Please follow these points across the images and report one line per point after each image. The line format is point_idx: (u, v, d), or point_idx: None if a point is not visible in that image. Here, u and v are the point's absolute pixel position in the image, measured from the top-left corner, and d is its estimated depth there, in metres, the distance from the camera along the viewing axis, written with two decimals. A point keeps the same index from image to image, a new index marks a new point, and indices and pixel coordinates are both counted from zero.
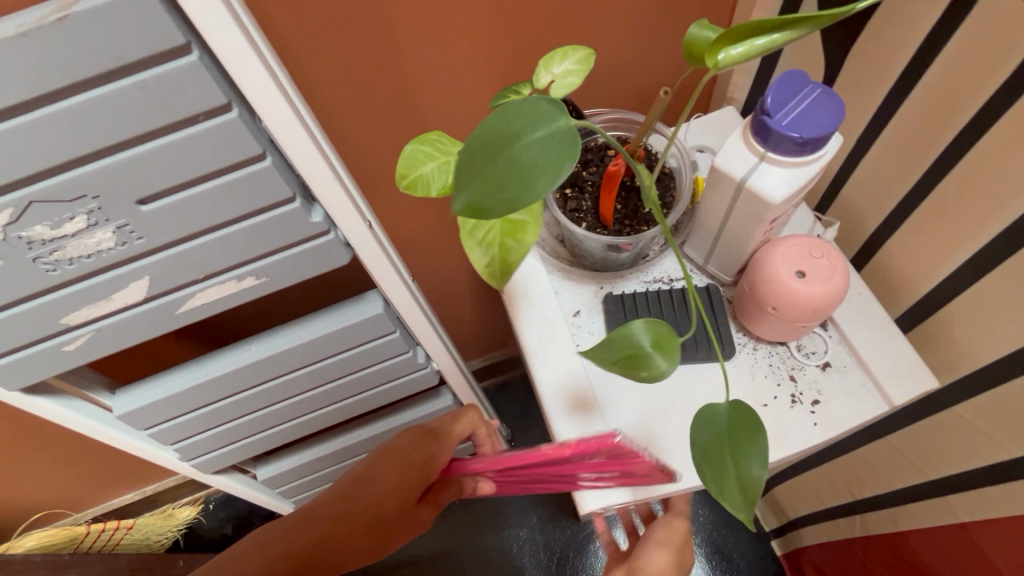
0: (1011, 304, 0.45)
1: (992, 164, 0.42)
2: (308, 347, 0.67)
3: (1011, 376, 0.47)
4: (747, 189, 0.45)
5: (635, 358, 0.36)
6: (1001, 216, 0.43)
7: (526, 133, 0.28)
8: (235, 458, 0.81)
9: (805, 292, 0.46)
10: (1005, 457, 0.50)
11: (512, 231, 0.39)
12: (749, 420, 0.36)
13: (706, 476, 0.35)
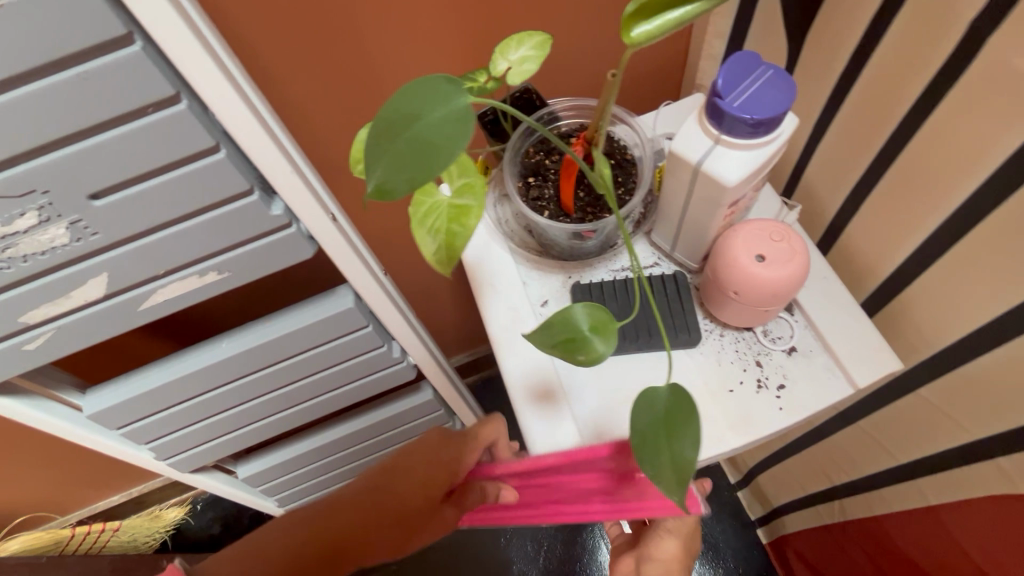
0: (968, 282, 0.45)
1: (944, 143, 0.42)
2: (279, 342, 0.66)
3: (970, 356, 0.47)
4: (703, 172, 0.44)
5: (574, 342, 0.38)
6: (954, 194, 0.43)
7: (425, 112, 0.31)
8: (212, 456, 0.81)
9: (764, 276, 0.46)
10: (969, 437, 0.50)
11: (456, 215, 0.40)
12: (685, 405, 0.37)
13: (643, 460, 0.36)
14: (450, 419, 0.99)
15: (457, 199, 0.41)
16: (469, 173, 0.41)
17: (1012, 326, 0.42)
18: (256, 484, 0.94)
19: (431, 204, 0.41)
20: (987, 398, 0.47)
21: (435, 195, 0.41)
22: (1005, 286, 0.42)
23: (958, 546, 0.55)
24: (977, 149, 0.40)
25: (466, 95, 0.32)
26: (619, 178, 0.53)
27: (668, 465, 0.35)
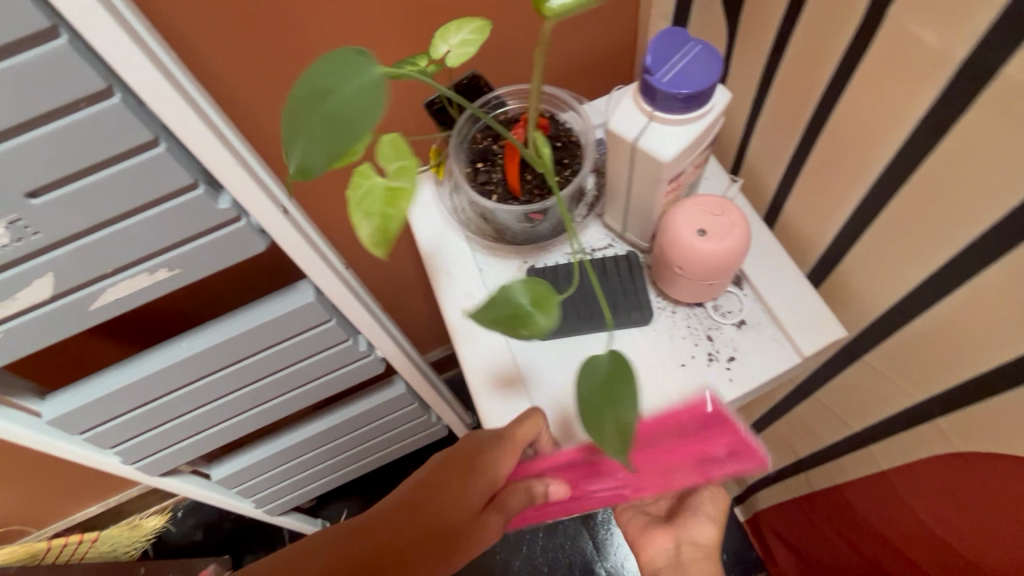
0: (897, 248, 0.46)
1: (863, 112, 0.44)
2: (241, 340, 0.66)
3: (906, 320, 0.48)
4: (639, 149, 0.45)
5: (516, 318, 0.38)
6: (877, 163, 0.44)
7: (336, 85, 0.33)
8: (181, 458, 0.80)
9: (704, 249, 0.48)
10: (910, 401, 0.51)
11: (392, 198, 0.40)
12: (622, 369, 0.39)
13: (590, 429, 0.38)
14: (425, 412, 1.00)
15: (391, 181, 0.41)
16: (404, 157, 0.42)
17: (937, 287, 0.44)
18: (231, 486, 0.94)
19: (367, 187, 0.41)
20: (923, 360, 0.48)
21: (371, 179, 0.42)
22: (928, 249, 0.43)
23: (908, 507, 0.56)
24: (894, 118, 0.41)
25: (375, 68, 0.33)
26: (565, 160, 0.54)
27: (613, 427, 0.38)
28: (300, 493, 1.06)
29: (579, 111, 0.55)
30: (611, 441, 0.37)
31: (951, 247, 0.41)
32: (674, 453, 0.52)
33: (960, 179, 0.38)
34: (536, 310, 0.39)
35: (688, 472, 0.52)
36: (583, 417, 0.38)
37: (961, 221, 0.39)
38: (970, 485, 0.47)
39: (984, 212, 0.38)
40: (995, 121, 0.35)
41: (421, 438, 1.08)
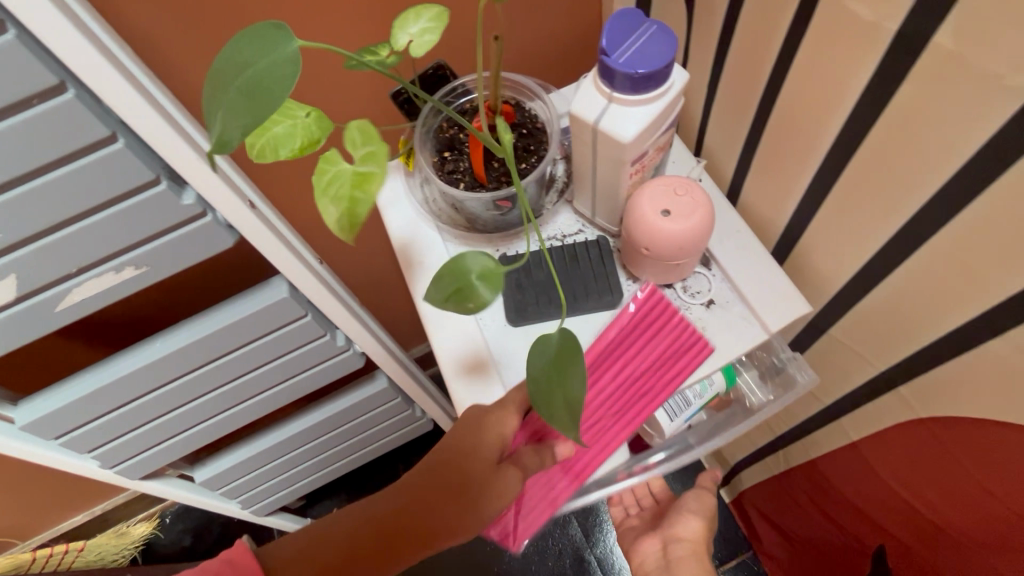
0: (849, 223, 0.47)
1: (807, 88, 0.44)
2: (216, 337, 0.66)
3: (865, 293, 0.50)
4: (600, 132, 0.46)
5: (461, 291, 0.40)
6: (825, 139, 0.45)
7: (255, 59, 0.30)
8: (162, 460, 0.80)
9: (668, 229, 0.48)
10: (875, 372, 0.53)
11: (359, 181, 0.39)
12: (572, 348, 0.40)
13: (539, 403, 0.40)
14: (409, 407, 1.00)
15: (359, 166, 0.40)
16: (373, 143, 0.40)
17: (889, 259, 0.45)
18: (216, 487, 0.93)
19: (334, 171, 0.40)
20: (882, 330, 0.50)
21: (337, 163, 0.40)
22: (878, 222, 0.45)
23: (876, 474, 0.59)
24: (836, 93, 0.42)
25: (294, 42, 0.30)
26: (531, 147, 0.54)
27: (559, 404, 0.40)
28: (287, 492, 1.05)
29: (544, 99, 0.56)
30: (558, 417, 0.39)
31: (898, 219, 0.43)
32: (639, 362, 0.54)
33: (902, 153, 0.40)
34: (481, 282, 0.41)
35: (666, 370, 0.54)
36: (532, 394, 0.40)
37: (906, 193, 0.41)
38: (930, 449, 0.50)
39: (925, 183, 0.39)
40: (928, 94, 0.36)
41: (407, 433, 1.09)
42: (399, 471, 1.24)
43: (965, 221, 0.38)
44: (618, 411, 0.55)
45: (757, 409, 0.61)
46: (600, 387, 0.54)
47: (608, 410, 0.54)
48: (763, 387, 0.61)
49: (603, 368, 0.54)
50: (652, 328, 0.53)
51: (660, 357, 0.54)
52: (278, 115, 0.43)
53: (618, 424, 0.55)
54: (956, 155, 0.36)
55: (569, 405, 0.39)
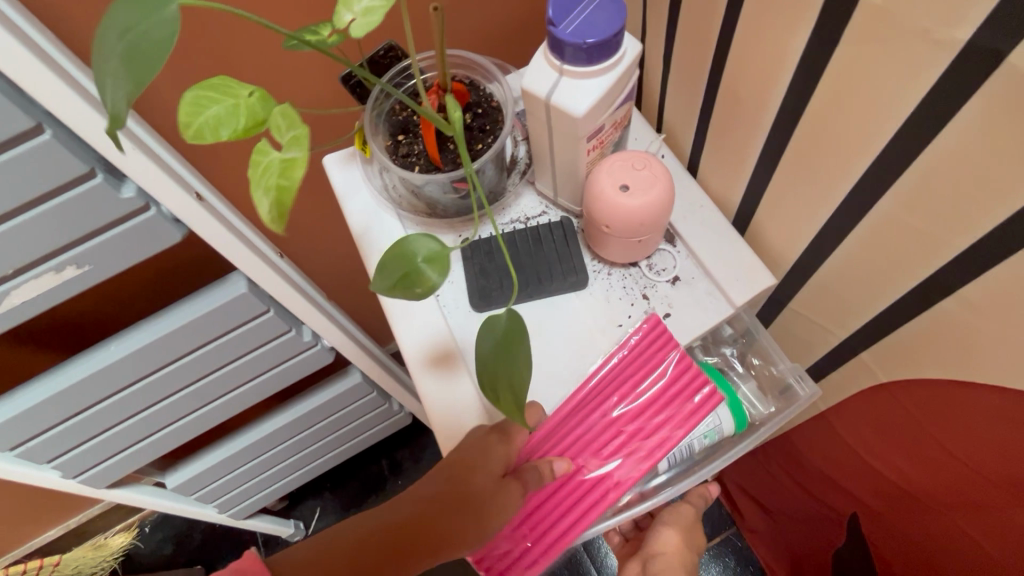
0: (804, 189, 0.48)
1: (753, 53, 0.46)
2: (174, 338, 0.63)
3: (822, 258, 0.51)
4: (553, 106, 0.44)
5: (409, 277, 0.39)
6: (773, 103, 0.46)
7: (138, 22, 0.26)
8: (128, 467, 0.77)
9: (627, 205, 0.48)
10: (837, 337, 0.55)
11: (286, 168, 0.37)
12: (519, 332, 0.39)
13: (484, 387, 0.39)
14: (386, 401, 0.99)
15: (285, 153, 0.37)
16: (296, 126, 0.37)
17: (843, 222, 0.46)
18: (190, 492, 0.91)
19: (261, 161, 0.37)
20: (842, 295, 0.51)
21: (268, 153, 0.38)
22: (831, 185, 0.45)
23: (845, 444, 0.61)
24: (780, 54, 0.43)
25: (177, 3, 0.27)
26: (486, 127, 0.53)
27: (507, 389, 0.39)
28: (265, 495, 1.03)
29: (500, 78, 0.54)
30: (504, 401, 0.38)
31: (849, 182, 0.43)
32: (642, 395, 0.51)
33: (850, 114, 0.40)
34: (428, 264, 0.40)
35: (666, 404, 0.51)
36: (477, 374, 0.39)
37: (854, 155, 0.42)
38: (891, 412, 0.52)
39: (868, 142, 0.40)
40: (870, 53, 0.36)
41: (387, 427, 1.08)
42: (382, 466, 1.23)
43: (911, 181, 0.38)
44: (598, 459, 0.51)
45: (759, 423, 0.58)
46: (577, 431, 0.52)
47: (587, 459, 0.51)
48: (763, 399, 0.59)
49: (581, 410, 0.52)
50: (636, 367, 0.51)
51: (644, 402, 0.51)
52: (217, 94, 0.38)
53: (598, 477, 0.51)
54: (894, 111, 0.37)
55: (513, 389, 0.39)
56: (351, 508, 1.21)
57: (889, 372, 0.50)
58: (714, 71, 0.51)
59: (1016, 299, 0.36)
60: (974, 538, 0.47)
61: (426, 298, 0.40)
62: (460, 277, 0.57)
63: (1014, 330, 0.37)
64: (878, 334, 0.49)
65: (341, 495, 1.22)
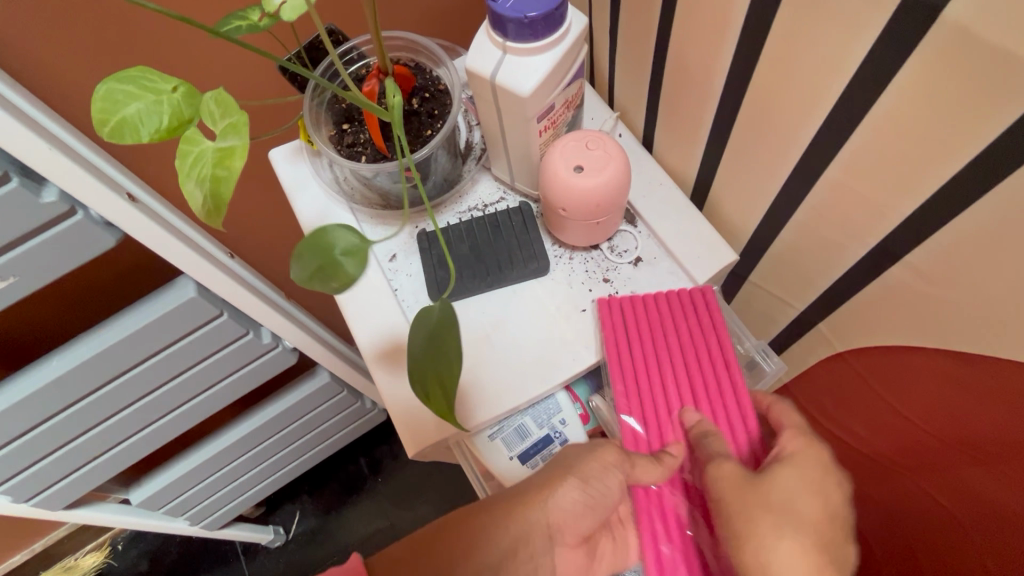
0: (758, 157, 0.49)
1: (698, 21, 0.46)
2: (122, 349, 0.60)
3: (779, 226, 0.51)
4: (498, 86, 0.43)
5: (324, 268, 0.39)
6: (720, 69, 0.47)
7: None
8: (86, 486, 0.74)
9: (581, 185, 0.46)
10: (798, 305, 0.56)
11: (222, 159, 0.34)
12: (449, 320, 0.39)
13: (413, 381, 0.38)
14: (358, 398, 0.96)
15: (221, 142, 0.34)
16: (233, 114, 0.34)
17: (797, 188, 0.47)
18: (157, 507, 0.88)
19: (195, 152, 0.34)
20: (801, 263, 0.52)
21: (200, 143, 0.34)
22: (782, 153, 0.46)
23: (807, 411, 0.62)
24: (722, 19, 0.44)
25: None
26: (435, 111, 0.51)
27: (436, 384, 0.38)
28: (239, 503, 1.00)
29: (446, 59, 0.52)
30: (434, 397, 0.38)
31: (799, 151, 0.44)
32: (678, 335, 0.49)
33: (795, 83, 0.41)
34: (347, 258, 0.39)
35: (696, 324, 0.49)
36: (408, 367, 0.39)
37: (802, 125, 0.43)
38: (848, 384, 0.53)
39: (814, 105, 0.41)
40: (811, 20, 0.37)
41: (361, 425, 1.05)
42: (360, 465, 1.21)
43: (858, 150, 0.40)
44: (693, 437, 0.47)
45: None
46: (652, 417, 0.48)
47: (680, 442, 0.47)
48: None
49: (642, 397, 0.48)
50: (670, 328, 0.50)
51: (702, 355, 0.48)
52: (133, 88, 0.35)
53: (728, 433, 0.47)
54: (833, 70, 0.38)
55: (444, 386, 0.38)
56: (332, 510, 1.19)
57: (847, 341, 0.52)
58: (666, 47, 0.51)
59: (960, 261, 0.37)
60: (949, 515, 0.44)
61: (342, 289, 0.39)
62: (419, 270, 0.55)
63: (959, 290, 0.38)
64: (834, 302, 0.51)
65: (320, 497, 1.20)
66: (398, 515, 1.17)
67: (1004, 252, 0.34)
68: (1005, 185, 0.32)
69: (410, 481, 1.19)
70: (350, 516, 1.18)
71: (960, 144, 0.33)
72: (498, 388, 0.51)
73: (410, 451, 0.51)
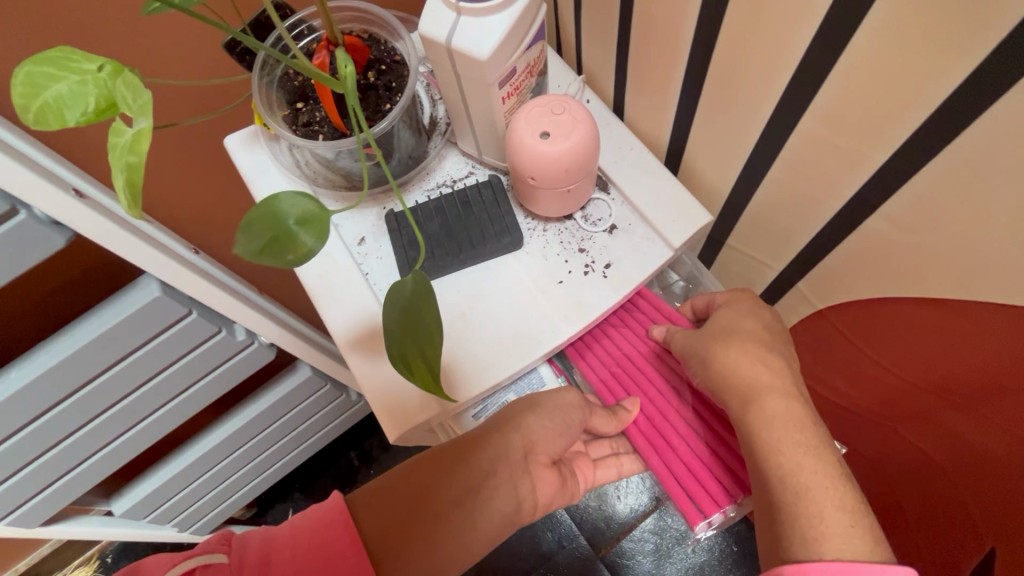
0: (729, 114, 0.48)
1: None
2: (86, 356, 0.57)
3: (754, 184, 0.51)
4: (455, 49, 0.41)
5: (278, 240, 0.34)
6: (684, 24, 0.45)
7: None
8: (61, 500, 0.71)
9: (549, 152, 0.45)
10: (776, 264, 0.56)
11: (137, 142, 0.31)
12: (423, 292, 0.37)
13: (394, 359, 0.36)
14: (343, 391, 0.95)
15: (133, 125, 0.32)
16: (141, 92, 0.31)
17: (770, 143, 0.46)
18: (142, 516, 0.86)
19: (112, 137, 0.32)
20: (776, 221, 0.51)
21: (122, 128, 0.32)
22: (751, 107, 0.45)
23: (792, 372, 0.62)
24: None
25: None
26: (393, 84, 0.49)
27: (417, 358, 0.36)
28: (228, 505, 0.99)
29: (402, 28, 0.50)
30: (415, 370, 0.36)
31: (771, 105, 0.43)
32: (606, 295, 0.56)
33: (759, 31, 0.40)
34: (303, 229, 0.35)
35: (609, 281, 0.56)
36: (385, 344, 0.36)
37: (769, 79, 0.42)
38: (830, 342, 0.54)
39: (779, 53, 0.40)
40: None
41: (348, 418, 1.04)
42: (351, 458, 1.20)
43: (827, 100, 0.39)
44: (647, 360, 0.54)
45: None
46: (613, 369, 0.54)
47: (641, 373, 0.53)
48: None
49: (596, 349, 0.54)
50: None
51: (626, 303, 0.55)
52: (55, 70, 0.33)
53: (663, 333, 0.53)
54: (796, 13, 0.36)
55: (423, 358, 0.36)
56: None
57: (825, 297, 0.52)
58: (629, 7, 0.50)
59: (933, 207, 0.37)
60: (930, 458, 0.47)
61: (300, 262, 0.34)
62: (389, 251, 0.53)
63: (935, 238, 0.38)
64: (813, 259, 0.50)
65: (312, 495, 1.18)
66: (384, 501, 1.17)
67: (977, 196, 0.34)
68: (977, 125, 0.32)
69: None
70: None
71: (928, 84, 0.32)
72: (478, 366, 0.50)
73: (391, 435, 0.49)
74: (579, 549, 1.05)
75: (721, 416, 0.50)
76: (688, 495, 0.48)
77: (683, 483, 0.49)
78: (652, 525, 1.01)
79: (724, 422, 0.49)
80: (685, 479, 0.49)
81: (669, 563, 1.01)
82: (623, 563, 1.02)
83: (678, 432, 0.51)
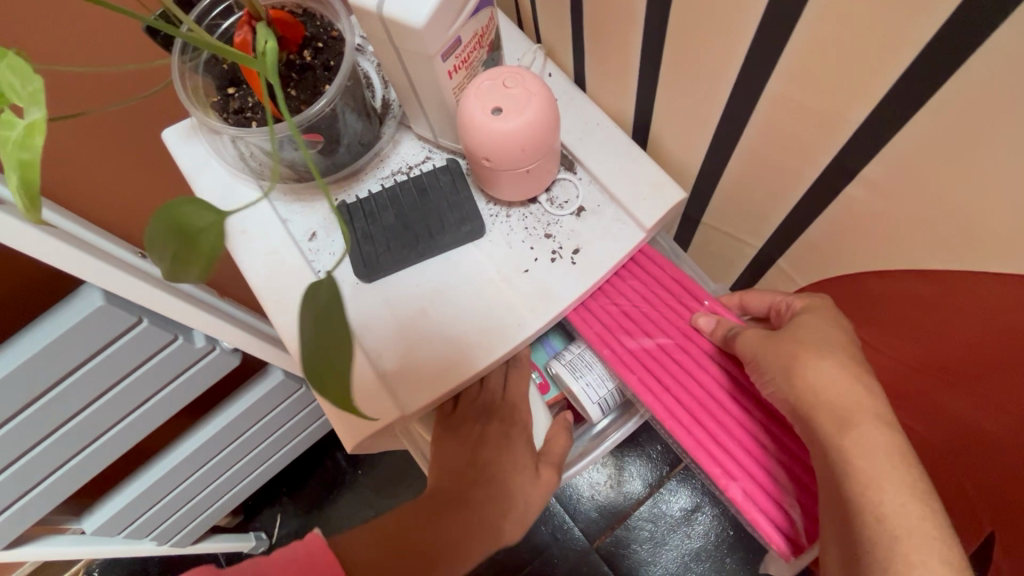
0: (693, 87, 0.44)
1: None
2: (24, 376, 0.54)
3: (726, 159, 0.47)
4: (387, 19, 0.37)
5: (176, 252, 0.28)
6: None
7: None
8: (16, 529, 0.67)
9: (502, 130, 0.41)
10: (756, 243, 0.52)
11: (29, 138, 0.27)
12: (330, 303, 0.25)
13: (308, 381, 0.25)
14: None
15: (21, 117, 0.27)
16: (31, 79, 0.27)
17: (738, 115, 0.42)
18: (116, 532, 0.83)
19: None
20: (752, 198, 0.48)
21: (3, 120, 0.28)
22: (714, 76, 0.41)
23: None
24: None
25: None
26: (330, 63, 0.45)
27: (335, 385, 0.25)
28: (209, 515, 0.96)
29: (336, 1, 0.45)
30: (333, 394, 0.25)
31: (733, 72, 0.39)
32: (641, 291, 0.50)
33: None
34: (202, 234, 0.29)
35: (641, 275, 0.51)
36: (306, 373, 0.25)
37: (728, 45, 0.38)
38: None
39: (735, 17, 0.36)
40: None
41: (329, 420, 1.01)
42: (338, 459, 1.17)
43: (792, 65, 0.35)
44: (702, 362, 0.48)
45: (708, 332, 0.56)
46: (660, 375, 0.47)
47: (690, 376, 0.47)
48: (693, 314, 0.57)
49: (637, 355, 0.48)
50: (626, 284, 0.50)
51: (661, 299, 0.50)
52: None
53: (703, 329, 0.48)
54: None
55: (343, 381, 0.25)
56: (314, 509, 1.15)
57: (809, 274, 0.49)
58: None
59: (916, 175, 0.34)
60: (922, 439, 0.43)
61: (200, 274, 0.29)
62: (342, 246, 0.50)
63: (923, 207, 0.35)
64: (792, 236, 0.47)
65: (300, 498, 1.15)
66: (364, 495, 1.14)
67: (964, 157, 0.30)
68: (957, 76, 0.28)
69: (392, 469, 1.15)
70: (332, 513, 1.14)
71: (900, 41, 0.29)
72: (441, 365, 0.46)
73: (349, 443, 0.46)
74: (574, 541, 1.01)
75: (781, 419, 0.45)
76: (759, 518, 0.43)
77: (760, 502, 0.43)
78: (646, 512, 1.00)
79: (791, 431, 0.45)
80: (760, 503, 0.43)
81: (666, 550, 0.99)
82: (621, 552, 1.00)
83: (742, 448, 0.45)
